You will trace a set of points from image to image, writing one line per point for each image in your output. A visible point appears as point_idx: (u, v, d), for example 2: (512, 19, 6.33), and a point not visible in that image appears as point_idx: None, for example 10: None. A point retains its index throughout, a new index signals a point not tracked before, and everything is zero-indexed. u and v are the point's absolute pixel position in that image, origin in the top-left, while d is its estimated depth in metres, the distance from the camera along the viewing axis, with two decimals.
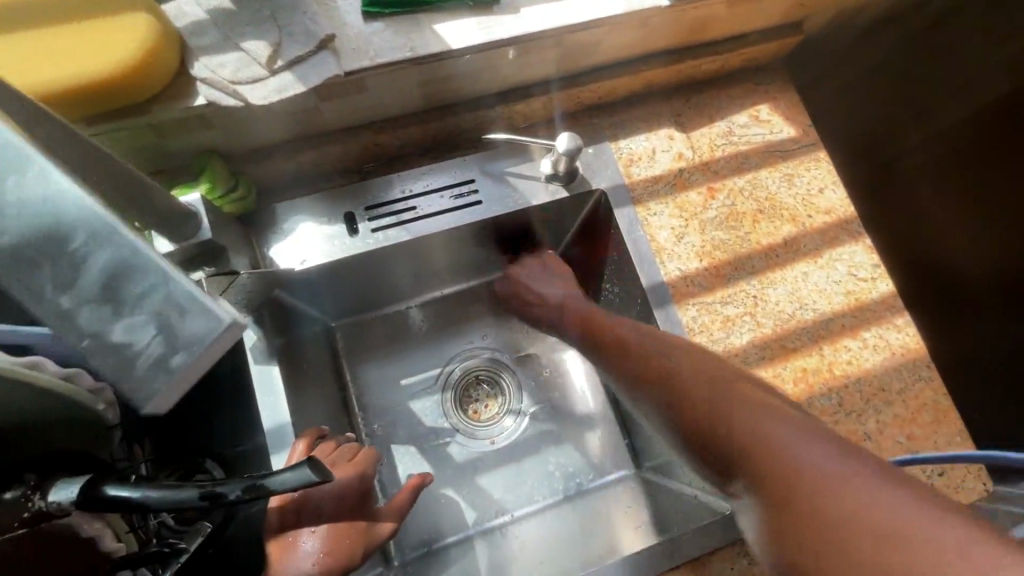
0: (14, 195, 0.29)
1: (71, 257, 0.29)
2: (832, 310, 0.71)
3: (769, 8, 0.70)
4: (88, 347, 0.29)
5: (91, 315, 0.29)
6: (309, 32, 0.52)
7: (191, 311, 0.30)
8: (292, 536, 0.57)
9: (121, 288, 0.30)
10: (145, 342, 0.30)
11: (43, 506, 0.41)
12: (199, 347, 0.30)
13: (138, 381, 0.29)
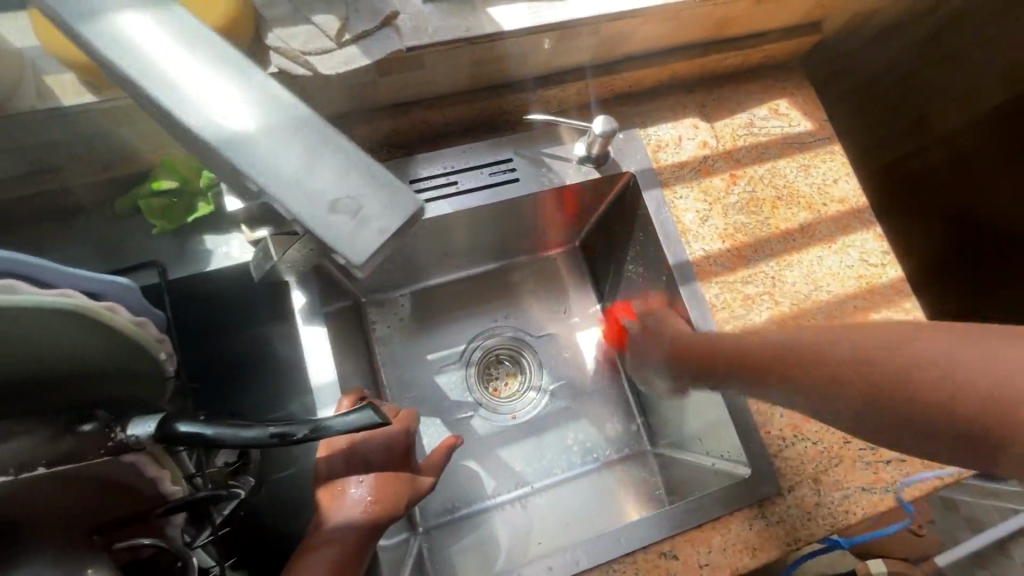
0: (233, 92, 0.29)
1: (270, 125, 0.29)
2: (845, 292, 0.75)
3: (791, 7, 0.75)
4: (293, 202, 0.28)
5: (292, 173, 0.28)
6: (375, 10, 0.56)
7: (395, 191, 0.29)
8: (341, 485, 0.61)
9: (329, 168, 0.28)
10: (356, 213, 0.28)
11: (124, 439, 0.47)
12: (399, 210, 0.28)
13: (344, 231, 0.27)
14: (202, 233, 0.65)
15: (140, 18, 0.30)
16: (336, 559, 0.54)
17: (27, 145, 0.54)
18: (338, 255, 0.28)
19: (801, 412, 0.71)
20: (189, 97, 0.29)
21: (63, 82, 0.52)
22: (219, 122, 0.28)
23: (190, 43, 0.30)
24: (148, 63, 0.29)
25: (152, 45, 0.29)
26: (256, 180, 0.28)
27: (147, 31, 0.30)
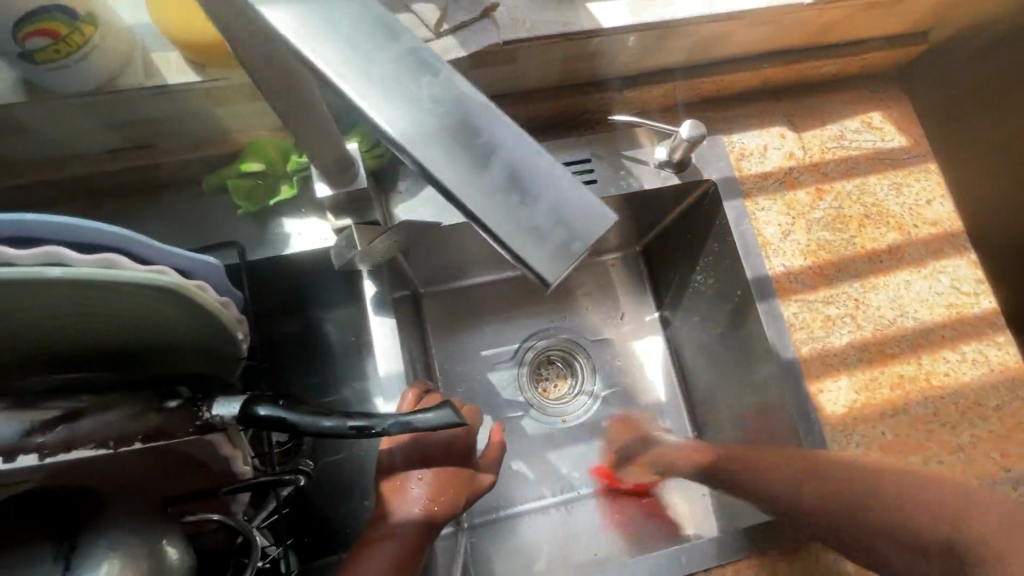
0: (424, 89, 0.28)
1: (452, 126, 0.28)
2: (933, 320, 0.71)
3: (898, 15, 0.71)
4: (484, 212, 0.27)
5: (478, 179, 0.28)
6: (474, 1, 0.55)
7: (583, 206, 0.28)
8: (400, 480, 0.60)
9: (520, 175, 0.28)
10: (547, 225, 0.28)
11: (209, 418, 0.47)
12: (587, 224, 0.28)
13: (535, 246, 0.27)
14: (281, 216, 0.64)
15: (298, 3, 0.28)
16: (396, 555, 0.54)
17: (129, 120, 0.55)
18: (527, 269, 0.28)
19: (879, 444, 0.66)
20: (365, 89, 0.28)
21: (169, 61, 0.53)
22: (411, 122, 0.28)
23: (367, 34, 0.28)
24: (313, 43, 0.27)
25: (315, 24, 0.28)
26: (443, 185, 0.28)
27: (309, 6, 0.28)
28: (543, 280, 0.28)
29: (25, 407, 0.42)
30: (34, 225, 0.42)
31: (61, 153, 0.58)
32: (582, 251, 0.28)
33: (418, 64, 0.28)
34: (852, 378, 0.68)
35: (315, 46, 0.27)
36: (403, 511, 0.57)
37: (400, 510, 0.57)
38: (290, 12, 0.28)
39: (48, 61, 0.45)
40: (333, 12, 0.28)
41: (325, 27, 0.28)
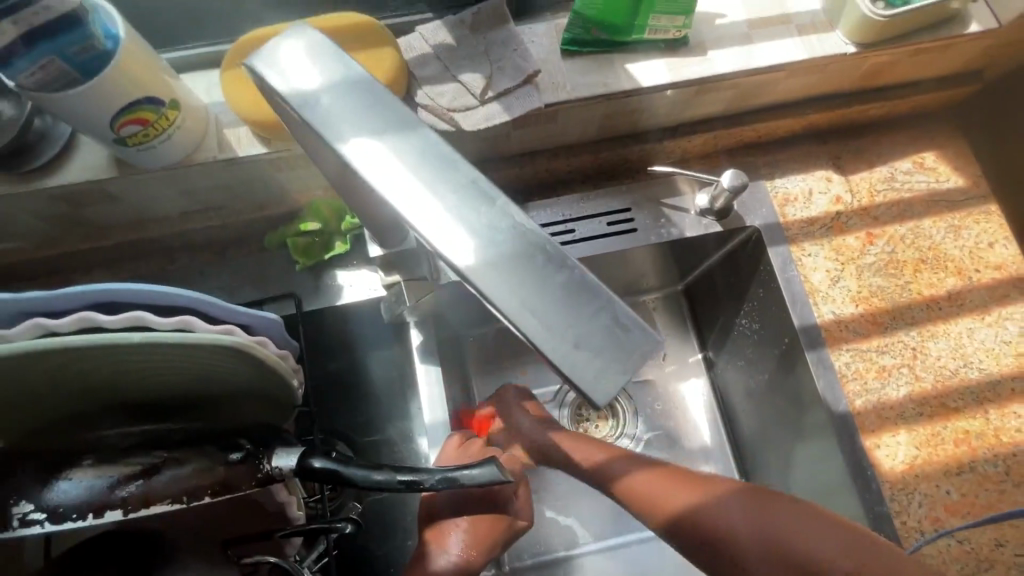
0: (480, 218, 0.30)
1: (507, 254, 0.29)
2: (1000, 371, 0.67)
3: (950, 58, 0.69)
4: (540, 338, 0.28)
5: (534, 303, 0.28)
6: (518, 67, 0.58)
7: (631, 329, 0.29)
8: (444, 530, 0.61)
9: (570, 300, 0.29)
10: (598, 349, 0.28)
11: (270, 470, 0.50)
12: (637, 350, 0.28)
13: (589, 372, 0.28)
14: (335, 269, 0.68)
15: (366, 135, 0.31)
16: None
17: (204, 189, 0.61)
18: (581, 392, 0.28)
19: (944, 504, 0.63)
20: (428, 215, 0.30)
21: (239, 135, 0.57)
22: (467, 248, 0.29)
23: (429, 161, 0.30)
24: (383, 177, 0.30)
25: (385, 157, 0.30)
26: (500, 310, 0.29)
27: (379, 143, 0.31)
28: (594, 404, 0.28)
29: (108, 463, 0.46)
30: (119, 294, 0.47)
31: (143, 217, 0.63)
32: (632, 375, 0.28)
33: (476, 195, 0.30)
34: (911, 433, 0.65)
35: (389, 176, 0.30)
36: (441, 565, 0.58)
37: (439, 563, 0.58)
38: (362, 150, 0.30)
39: (139, 144, 0.51)
40: (401, 145, 0.31)
41: (391, 161, 0.30)
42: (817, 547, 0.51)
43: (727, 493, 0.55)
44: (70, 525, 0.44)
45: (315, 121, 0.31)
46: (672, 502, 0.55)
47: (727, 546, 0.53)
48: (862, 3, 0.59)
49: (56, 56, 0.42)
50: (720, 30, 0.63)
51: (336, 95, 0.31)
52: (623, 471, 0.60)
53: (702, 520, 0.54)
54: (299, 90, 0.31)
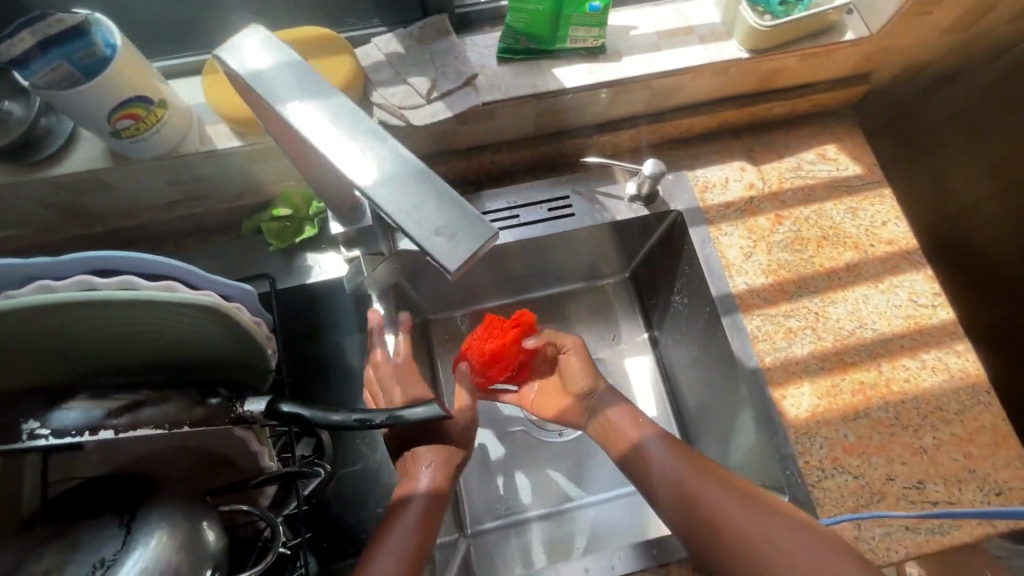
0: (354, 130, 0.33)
1: (380, 158, 0.32)
2: (892, 331, 0.77)
3: (837, 63, 0.80)
4: (396, 213, 0.31)
5: (393, 190, 0.31)
6: (458, 72, 0.68)
7: (478, 219, 0.31)
8: (415, 464, 0.68)
9: (423, 190, 0.31)
10: (447, 227, 0.30)
11: (242, 412, 0.59)
12: (479, 233, 0.30)
13: (440, 242, 0.30)
14: (307, 252, 0.77)
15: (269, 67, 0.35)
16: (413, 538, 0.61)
17: (189, 179, 0.70)
18: (432, 260, 0.30)
19: (842, 445, 0.71)
20: (310, 125, 0.33)
21: (220, 131, 0.67)
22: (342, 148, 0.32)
23: (318, 89, 0.35)
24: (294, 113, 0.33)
25: (291, 88, 0.35)
26: (365, 192, 0.31)
27: (278, 74, 0.35)
28: (442, 270, 0.29)
29: (100, 398, 0.54)
30: (113, 260, 0.55)
31: (135, 205, 0.72)
32: (475, 251, 0.30)
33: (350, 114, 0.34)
34: (814, 385, 0.74)
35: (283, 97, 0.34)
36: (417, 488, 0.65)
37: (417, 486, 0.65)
38: (265, 78, 0.35)
39: (132, 137, 0.60)
40: (297, 76, 0.35)
41: (287, 87, 0.35)
42: (720, 498, 0.60)
43: (668, 447, 0.66)
44: (69, 441, 0.51)
45: (258, 88, 0.35)
46: (629, 435, 0.69)
47: (654, 481, 0.64)
48: (748, 16, 0.70)
49: (63, 60, 0.51)
50: (634, 40, 0.74)
51: (275, 65, 0.36)
52: (609, 405, 0.72)
53: (639, 451, 0.67)
54: (244, 63, 0.36)
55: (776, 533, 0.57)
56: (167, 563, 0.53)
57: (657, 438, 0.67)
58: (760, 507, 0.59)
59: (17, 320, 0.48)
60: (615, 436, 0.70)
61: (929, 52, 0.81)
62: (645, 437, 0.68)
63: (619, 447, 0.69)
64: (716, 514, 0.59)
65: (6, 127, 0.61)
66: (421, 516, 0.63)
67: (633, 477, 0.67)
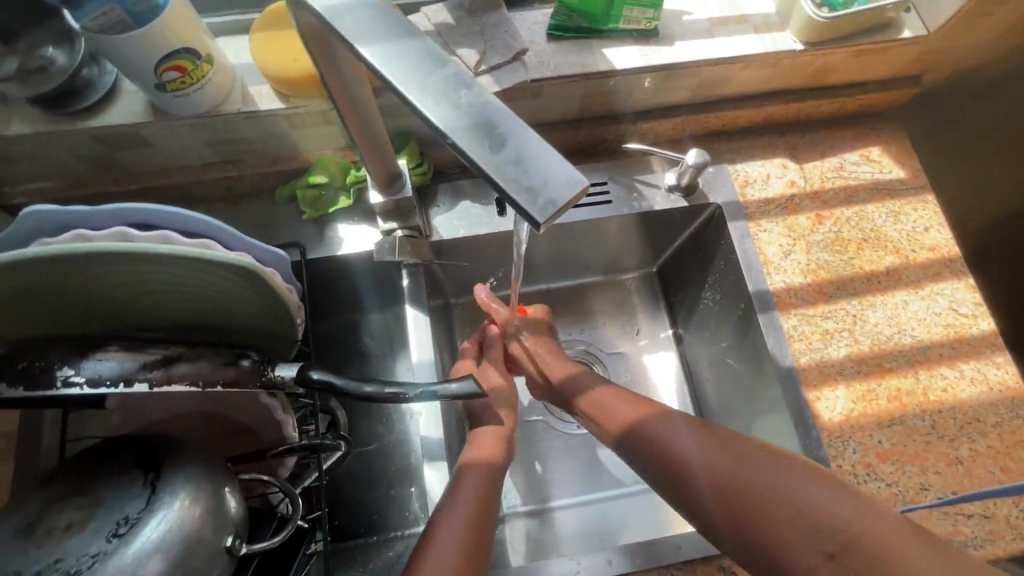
0: (435, 74, 0.32)
1: (464, 104, 0.31)
2: (931, 338, 0.75)
3: (889, 62, 0.79)
4: (480, 159, 0.29)
5: (476, 135, 0.30)
6: (508, 46, 0.66)
7: (565, 169, 0.29)
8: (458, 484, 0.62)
9: (507, 137, 0.30)
10: (534, 175, 0.29)
11: (272, 377, 0.57)
12: (569, 185, 0.29)
13: (529, 190, 0.29)
14: (338, 222, 0.75)
15: (346, 10, 0.34)
16: (472, 514, 0.58)
17: (228, 140, 0.68)
18: (518, 212, 0.29)
19: (876, 451, 0.70)
20: (390, 67, 0.32)
21: (262, 93, 0.65)
22: (423, 92, 0.31)
23: (397, 32, 0.33)
24: (374, 56, 0.32)
25: (371, 32, 0.33)
26: (450, 137, 0.30)
27: (353, 15, 0.34)
28: (530, 223, 0.28)
29: (134, 350, 0.52)
30: (152, 213, 0.53)
31: (170, 165, 0.71)
32: (565, 204, 0.29)
33: (429, 56, 0.32)
34: (849, 388, 0.72)
35: (361, 39, 0.33)
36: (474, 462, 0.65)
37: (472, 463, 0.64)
38: (340, 19, 0.34)
39: (175, 91, 0.58)
40: (372, 18, 0.34)
41: (362, 28, 0.34)
42: (737, 467, 0.55)
43: (689, 425, 0.61)
44: (103, 390, 0.49)
45: (338, 29, 0.34)
46: (624, 415, 0.65)
47: (671, 459, 0.59)
48: (806, 6, 0.69)
49: (117, 5, 0.50)
50: (687, 26, 0.73)
51: (353, 6, 0.34)
52: (587, 386, 0.71)
53: (649, 432, 0.62)
54: (321, 2, 0.34)
55: (807, 496, 0.51)
56: (191, 525, 0.51)
57: (665, 417, 0.63)
58: (798, 475, 0.53)
59: (55, 267, 0.47)
60: (606, 418, 0.67)
61: (984, 57, 0.79)
62: (657, 416, 0.64)
63: (613, 429, 0.66)
64: (749, 484, 0.54)
65: (47, 75, 0.60)
66: (479, 488, 0.61)
67: (643, 461, 0.62)
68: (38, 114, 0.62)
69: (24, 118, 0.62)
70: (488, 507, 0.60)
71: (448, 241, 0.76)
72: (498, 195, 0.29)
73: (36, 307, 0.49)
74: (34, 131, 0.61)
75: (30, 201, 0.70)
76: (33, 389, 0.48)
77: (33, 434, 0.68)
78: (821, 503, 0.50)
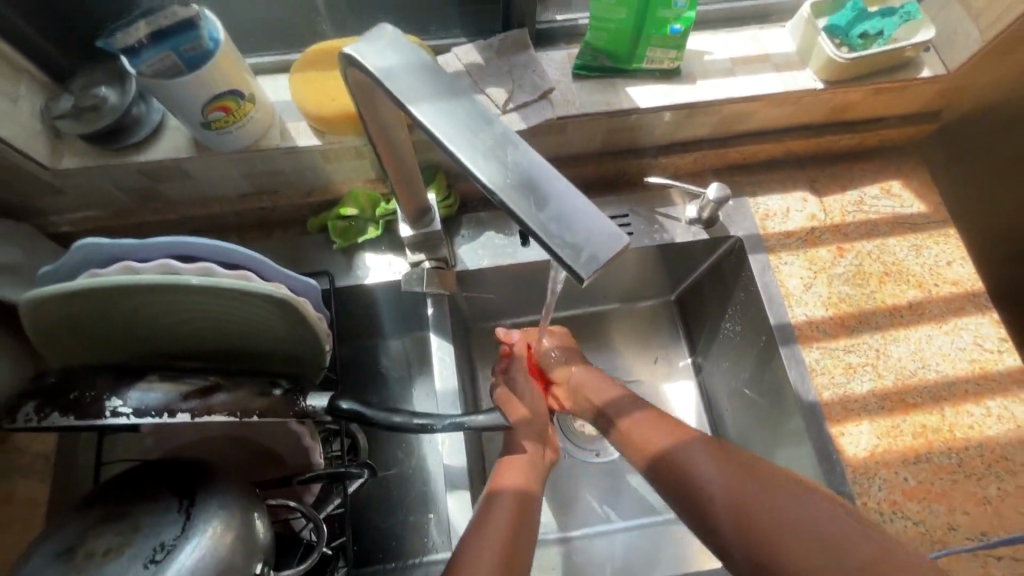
0: (484, 132, 0.33)
1: (510, 163, 0.33)
2: (956, 374, 0.75)
3: (908, 100, 0.80)
4: (527, 216, 0.31)
5: (521, 191, 0.32)
6: (535, 86, 0.69)
7: (606, 226, 0.31)
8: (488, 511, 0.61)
9: (552, 195, 0.31)
10: (577, 232, 0.30)
11: (304, 407, 0.58)
12: (610, 243, 0.30)
13: (573, 247, 0.30)
14: (365, 252, 0.77)
15: (399, 69, 0.36)
16: (507, 536, 0.57)
17: (262, 174, 0.71)
18: (563, 267, 0.30)
19: (902, 489, 0.69)
20: (441, 126, 0.34)
21: (299, 129, 0.68)
22: (472, 150, 0.33)
23: (446, 91, 0.35)
24: (426, 114, 0.34)
25: (423, 91, 0.35)
26: (498, 194, 0.32)
27: (404, 73, 0.36)
28: (574, 278, 0.30)
29: (176, 381, 0.54)
30: (191, 246, 0.55)
31: (208, 196, 0.74)
32: (607, 260, 0.30)
33: (477, 115, 0.34)
34: (873, 424, 0.72)
35: (413, 98, 0.35)
36: (503, 489, 0.64)
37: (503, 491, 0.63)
38: (392, 77, 0.36)
39: (219, 129, 0.61)
40: (422, 77, 0.36)
41: (413, 86, 0.35)
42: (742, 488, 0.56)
43: (707, 451, 0.60)
44: (148, 421, 0.50)
45: (391, 87, 0.36)
46: (657, 443, 0.64)
47: (703, 494, 0.57)
48: (827, 47, 0.71)
49: (172, 51, 0.53)
50: (708, 65, 0.75)
51: (406, 65, 0.36)
52: (623, 412, 0.69)
53: (685, 467, 0.60)
54: (376, 63, 0.36)
55: (807, 520, 0.52)
56: (223, 551, 0.52)
57: (699, 448, 0.61)
58: (810, 503, 0.54)
59: (98, 297, 0.50)
60: (641, 446, 0.65)
61: (1004, 94, 0.80)
62: (684, 444, 0.62)
63: (648, 455, 0.64)
64: (766, 513, 0.54)
65: (100, 112, 0.63)
66: (512, 513, 0.60)
67: (678, 486, 0.60)
68: (88, 149, 0.65)
69: (74, 153, 0.65)
70: (524, 528, 0.60)
71: (472, 270, 0.78)
72: (542, 251, 0.31)
73: (87, 335, 0.53)
74: (84, 165, 0.64)
75: (74, 230, 0.73)
76: (82, 419, 0.49)
77: (69, 455, 0.70)
78: (818, 523, 0.52)
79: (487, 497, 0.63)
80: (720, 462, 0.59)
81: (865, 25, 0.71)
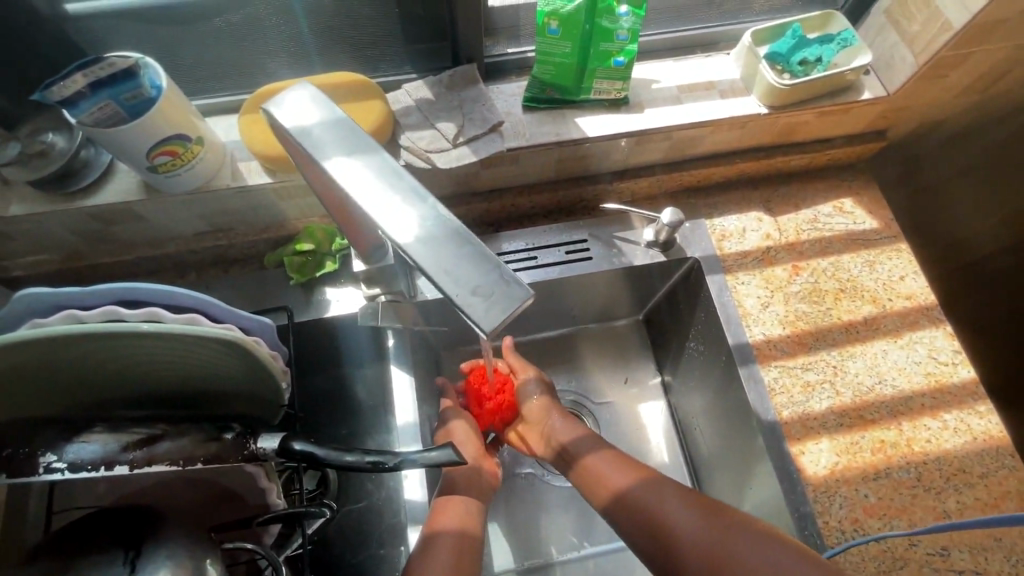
0: (398, 190, 0.35)
1: (422, 217, 0.34)
2: (912, 388, 0.76)
3: (853, 120, 0.82)
4: (436, 270, 0.32)
5: (430, 246, 0.33)
6: (485, 119, 0.70)
7: (510, 280, 0.33)
8: (424, 555, 0.62)
9: (460, 251, 0.33)
10: (484, 287, 0.32)
11: (255, 449, 0.58)
12: (514, 295, 0.32)
13: (479, 301, 0.32)
14: (326, 286, 0.78)
15: (316, 124, 0.37)
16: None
17: (215, 212, 0.71)
18: (471, 320, 0.32)
19: (862, 506, 0.69)
20: (357, 185, 0.35)
21: (251, 168, 0.69)
22: (385, 207, 0.34)
23: (360, 147, 0.37)
24: (340, 170, 0.36)
25: (338, 146, 0.36)
26: (408, 249, 0.33)
27: (321, 129, 0.37)
28: (481, 330, 0.31)
29: (117, 431, 0.55)
30: (135, 292, 0.54)
31: (163, 236, 0.74)
32: (512, 311, 0.32)
33: (389, 173, 0.36)
34: (832, 441, 0.73)
35: (328, 155, 0.36)
36: (441, 530, 0.65)
37: (440, 530, 0.65)
38: (310, 132, 0.37)
39: (167, 172, 0.62)
40: (338, 133, 0.37)
41: (329, 142, 0.37)
42: (710, 537, 0.58)
43: (679, 495, 0.62)
44: (84, 474, 0.53)
45: (306, 144, 0.37)
46: (615, 481, 0.65)
47: (667, 537, 0.59)
48: (768, 75, 0.73)
49: (111, 100, 0.55)
50: (656, 94, 0.77)
51: (323, 120, 0.38)
52: (581, 451, 0.70)
53: (642, 506, 0.62)
54: (294, 118, 0.38)
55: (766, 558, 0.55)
56: None
57: (643, 487, 0.64)
58: (766, 542, 0.57)
59: (38, 351, 0.48)
60: (598, 485, 0.67)
61: (944, 112, 0.83)
62: (648, 483, 0.64)
63: (606, 495, 0.65)
64: (732, 557, 0.56)
65: (47, 158, 0.63)
66: (451, 559, 0.62)
67: (642, 528, 0.61)
68: (36, 196, 0.65)
69: (22, 200, 0.65)
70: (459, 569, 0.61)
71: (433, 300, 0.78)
72: (451, 306, 0.32)
73: (9, 399, 0.51)
74: (32, 212, 0.64)
75: (26, 274, 0.72)
76: (18, 476, 0.52)
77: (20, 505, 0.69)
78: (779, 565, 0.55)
79: (425, 540, 0.64)
80: (688, 511, 0.60)
81: (804, 53, 0.73)
